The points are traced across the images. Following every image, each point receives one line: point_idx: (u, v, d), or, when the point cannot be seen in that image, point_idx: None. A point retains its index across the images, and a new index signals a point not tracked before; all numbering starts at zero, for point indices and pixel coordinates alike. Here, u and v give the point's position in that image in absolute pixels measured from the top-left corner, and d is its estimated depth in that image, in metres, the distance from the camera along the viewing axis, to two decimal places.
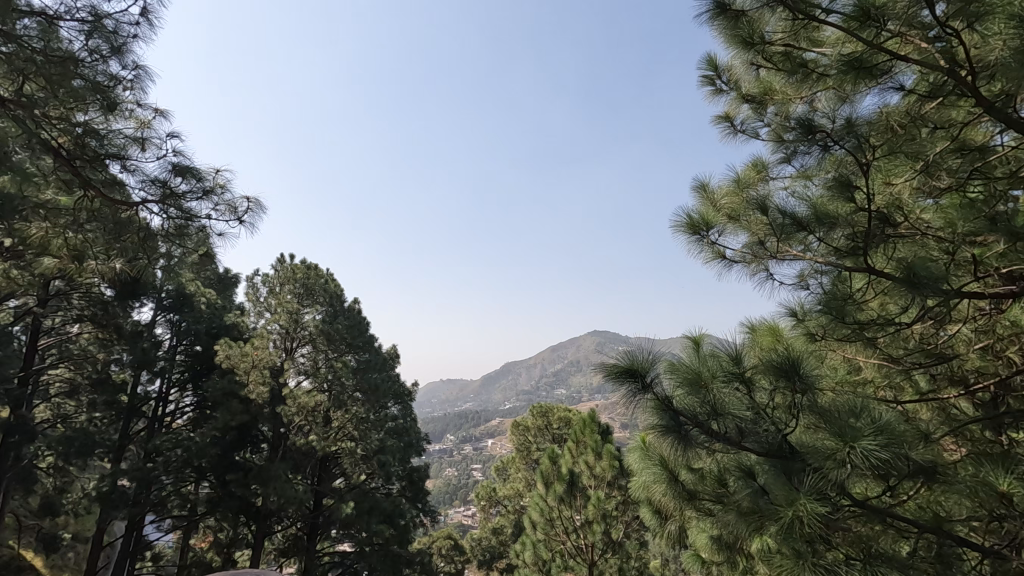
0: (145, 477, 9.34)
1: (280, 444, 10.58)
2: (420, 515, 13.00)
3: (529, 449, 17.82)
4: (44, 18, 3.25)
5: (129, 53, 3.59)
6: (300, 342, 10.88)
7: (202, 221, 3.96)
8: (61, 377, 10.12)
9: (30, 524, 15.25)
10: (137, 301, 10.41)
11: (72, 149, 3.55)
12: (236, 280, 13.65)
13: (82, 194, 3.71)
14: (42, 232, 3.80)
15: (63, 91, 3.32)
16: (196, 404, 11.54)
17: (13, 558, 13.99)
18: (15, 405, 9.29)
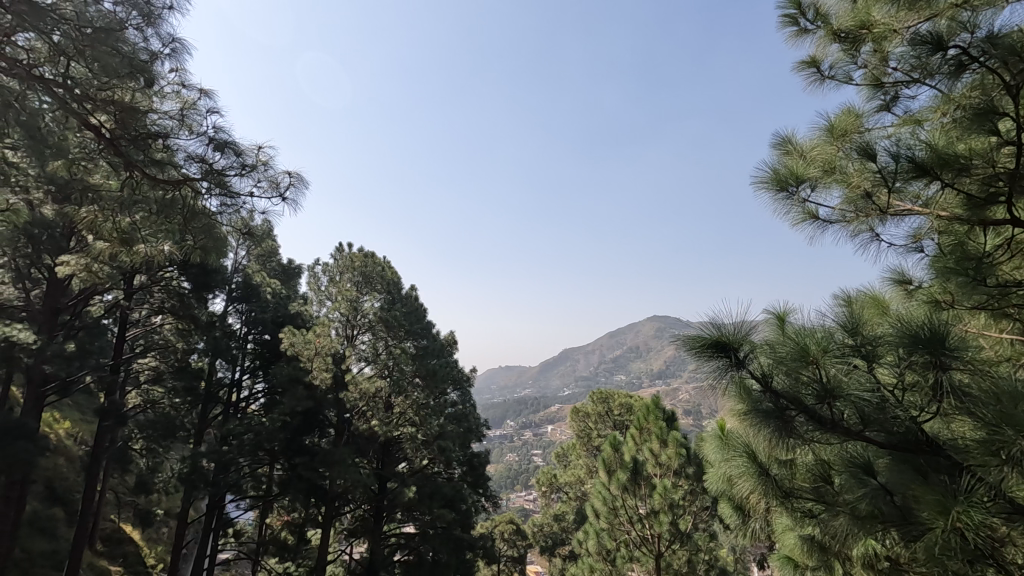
0: (222, 458, 9.70)
1: (345, 429, 10.70)
2: (482, 500, 12.96)
3: (590, 435, 17.44)
4: None
5: (164, 25, 3.49)
6: (361, 330, 10.90)
7: (245, 199, 3.97)
8: (150, 365, 10.61)
9: (127, 501, 16.39)
10: (210, 293, 10.78)
11: (115, 128, 3.49)
12: (299, 270, 13.93)
13: (129, 176, 3.69)
14: (91, 215, 3.80)
15: (102, 67, 3.19)
16: (266, 391, 11.86)
17: (114, 530, 15.12)
18: (108, 390, 9.80)
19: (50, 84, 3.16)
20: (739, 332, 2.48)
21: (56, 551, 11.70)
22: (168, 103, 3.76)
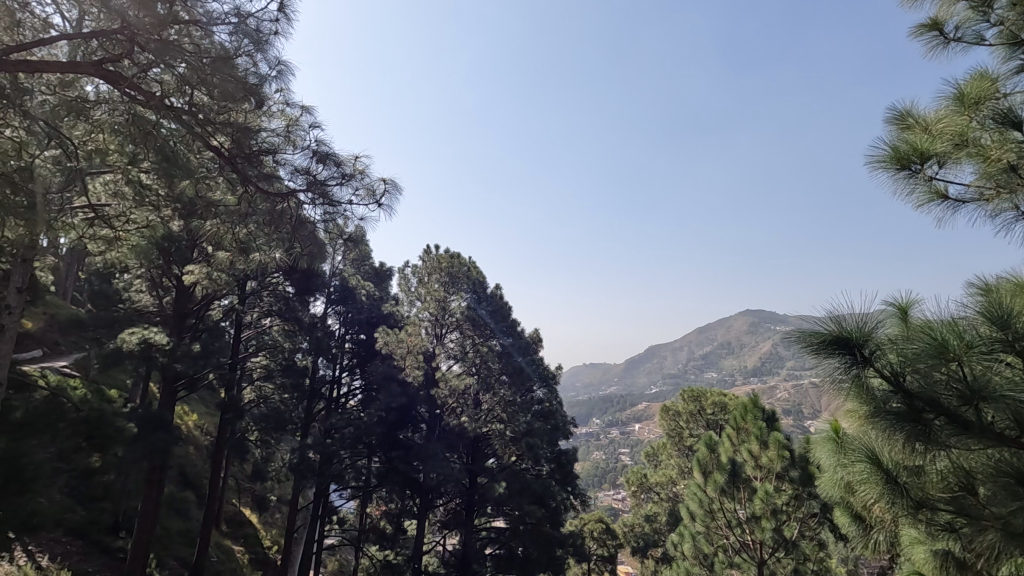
0: (327, 450, 10.41)
1: (437, 425, 10.95)
2: (571, 498, 12.91)
3: (681, 434, 16.86)
4: (198, 23, 3.40)
5: (271, 49, 3.74)
6: (449, 329, 11.11)
7: (345, 207, 4.19)
8: (261, 363, 11.53)
9: (246, 487, 18.00)
10: (312, 296, 11.57)
11: (232, 148, 3.84)
12: (390, 272, 14.56)
13: (245, 191, 4.06)
14: (215, 228, 4.25)
15: (219, 92, 3.53)
16: (363, 387, 12.41)
17: (236, 513, 16.66)
18: (228, 386, 10.83)
19: (178, 112, 3.58)
20: (863, 329, 2.40)
21: (189, 530, 13.09)
22: (275, 121, 4.07)
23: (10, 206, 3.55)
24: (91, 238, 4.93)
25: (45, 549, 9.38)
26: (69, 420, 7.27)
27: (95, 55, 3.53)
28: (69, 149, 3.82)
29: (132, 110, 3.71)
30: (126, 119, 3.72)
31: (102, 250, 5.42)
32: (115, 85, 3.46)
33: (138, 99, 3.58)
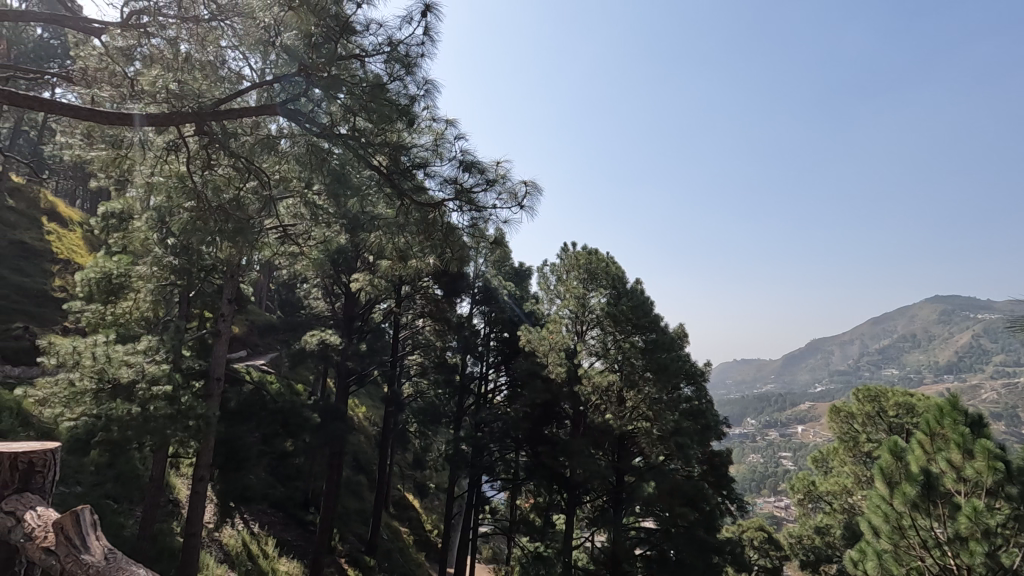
0: (477, 443, 11.15)
1: (581, 421, 11.07)
2: (727, 502, 12.13)
3: (857, 439, 15.01)
4: (355, 57, 3.87)
5: (419, 70, 4.10)
6: (590, 325, 11.14)
7: (490, 211, 4.40)
8: (417, 360, 12.56)
9: (409, 473, 19.72)
10: (459, 297, 12.32)
11: (389, 165, 4.22)
12: (529, 272, 14.96)
13: (401, 204, 4.35)
14: (378, 239, 4.65)
15: (379, 115, 3.88)
16: (509, 382, 12.64)
17: (401, 497, 18.32)
18: (390, 381, 11.96)
19: (345, 138, 3.98)
20: None
21: (363, 509, 14.69)
22: (425, 137, 4.45)
23: (226, 229, 4.27)
24: (281, 254, 5.76)
25: (255, 517, 11.20)
26: (268, 410, 8.65)
27: (278, 96, 4.04)
28: (264, 177, 4.56)
29: (308, 141, 4.22)
30: (305, 149, 4.27)
31: (288, 264, 6.30)
32: (295, 121, 3.97)
33: (313, 129, 4.07)
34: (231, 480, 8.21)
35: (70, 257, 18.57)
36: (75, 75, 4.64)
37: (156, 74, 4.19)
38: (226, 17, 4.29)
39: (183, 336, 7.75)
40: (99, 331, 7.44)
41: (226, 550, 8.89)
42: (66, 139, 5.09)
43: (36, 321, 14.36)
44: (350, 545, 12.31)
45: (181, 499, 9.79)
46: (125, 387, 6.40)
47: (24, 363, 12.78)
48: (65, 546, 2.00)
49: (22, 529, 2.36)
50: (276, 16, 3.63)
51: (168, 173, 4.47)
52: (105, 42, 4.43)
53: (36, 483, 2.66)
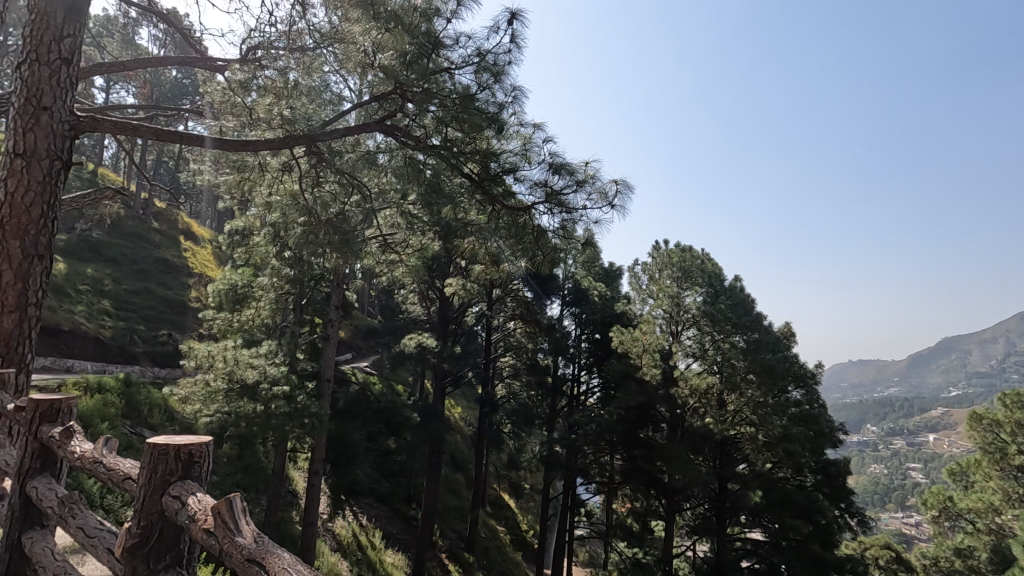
0: (572, 445, 11.10)
1: (679, 425, 10.58)
2: (845, 516, 11.13)
3: (1004, 452, 13.24)
4: (445, 70, 4.02)
5: (507, 77, 4.18)
6: (685, 325, 10.68)
7: (580, 212, 4.40)
8: (510, 362, 12.74)
9: (504, 473, 20.01)
10: (548, 300, 12.36)
11: (481, 172, 4.31)
12: (620, 272, 14.68)
13: (492, 209, 4.47)
14: (472, 244, 4.75)
15: (469, 125, 4.02)
16: (601, 385, 12.50)
17: (497, 496, 18.65)
18: (484, 383, 12.24)
19: (437, 149, 4.17)
20: None
21: (461, 507, 15.13)
22: (513, 142, 4.53)
23: (335, 241, 4.65)
24: (381, 262, 6.04)
25: (364, 510, 11.92)
26: (372, 409, 9.21)
27: (376, 115, 4.32)
28: (366, 191, 4.86)
29: (405, 155, 4.49)
30: (403, 162, 4.51)
31: (386, 271, 6.63)
32: (393, 136, 4.25)
33: (409, 142, 4.30)
34: (342, 474, 8.83)
35: (202, 271, 20.87)
36: (204, 110, 5.25)
37: (271, 103, 4.69)
38: (327, 44, 4.55)
39: (297, 340, 8.43)
40: (229, 337, 8.29)
41: (339, 539, 9.55)
42: (199, 166, 5.73)
43: (177, 329, 16.28)
44: (451, 541, 12.72)
45: (299, 490, 10.63)
46: (251, 387, 7.04)
47: (168, 366, 14.54)
48: (221, 531, 1.48)
49: (185, 512, 1.64)
50: (374, 38, 3.78)
51: (284, 192, 4.86)
52: (228, 77, 4.92)
53: (199, 476, 1.80)
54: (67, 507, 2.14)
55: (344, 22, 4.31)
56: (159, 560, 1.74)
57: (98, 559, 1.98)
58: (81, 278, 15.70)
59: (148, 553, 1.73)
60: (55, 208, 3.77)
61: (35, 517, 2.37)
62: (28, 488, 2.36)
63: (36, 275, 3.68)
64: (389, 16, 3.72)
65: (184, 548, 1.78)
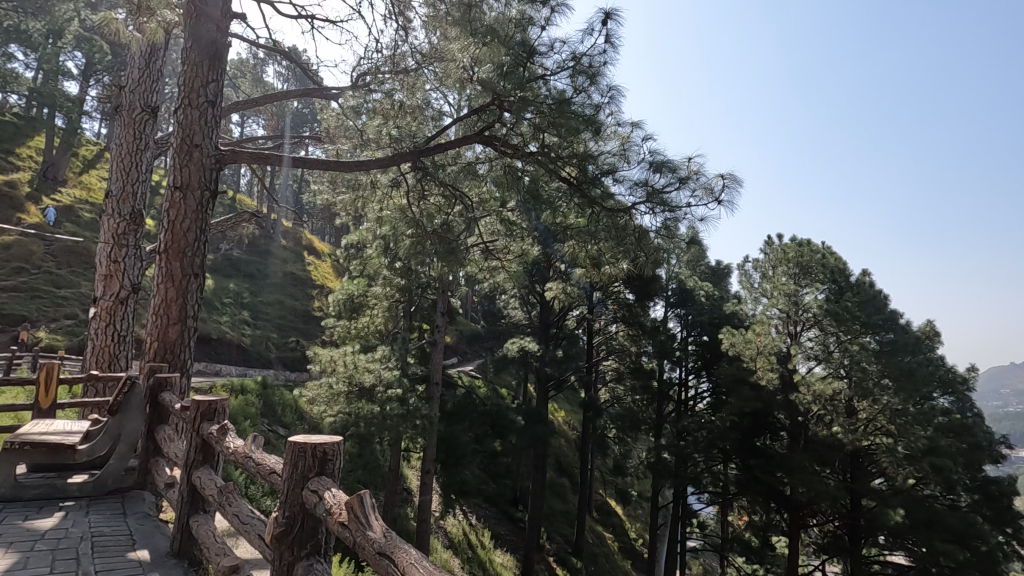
0: (681, 453, 10.66)
1: (801, 434, 9.76)
2: (1012, 544, 9.63)
3: None
4: (540, 77, 4.06)
5: (603, 78, 4.14)
6: (805, 326, 9.86)
7: (684, 210, 4.26)
8: (612, 366, 12.52)
9: (610, 479, 19.69)
10: (651, 302, 12.01)
11: (579, 175, 4.31)
12: (728, 270, 13.91)
13: (591, 212, 4.45)
14: (573, 248, 4.71)
15: (566, 129, 4.02)
16: (711, 390, 11.99)
17: (604, 502, 18.39)
18: (587, 387, 12.13)
19: (535, 156, 4.21)
20: None
21: (567, 511, 15.11)
22: (611, 143, 4.47)
23: (441, 250, 4.89)
24: (483, 268, 6.20)
25: (473, 510, 12.30)
26: (479, 411, 9.49)
27: (475, 127, 4.47)
28: (468, 201, 4.99)
29: (503, 163, 4.58)
30: (502, 171, 4.52)
31: (488, 277, 6.79)
32: (492, 146, 4.38)
33: (509, 151, 4.40)
34: (451, 473, 9.19)
35: (323, 282, 22.77)
36: (322, 136, 5.74)
37: (380, 124, 4.98)
38: (428, 63, 4.83)
39: (408, 346, 8.91)
40: (347, 342, 8.95)
41: (451, 537, 9.95)
42: (319, 187, 6.28)
43: (303, 336, 17.89)
44: (557, 545, 12.74)
45: (413, 487, 11.21)
46: (367, 389, 7.56)
47: (297, 370, 16.01)
48: (352, 527, 1.61)
49: (321, 506, 1.79)
50: (472, 54, 3.91)
51: (393, 208, 5.09)
52: (342, 104, 5.37)
53: (332, 472, 1.97)
54: (224, 495, 2.43)
55: (444, 41, 4.52)
56: (301, 547, 1.92)
57: (250, 542, 2.23)
58: (226, 292, 17.81)
59: (293, 541, 1.91)
60: (205, 232, 4.29)
61: (199, 503, 2.70)
62: (193, 478, 2.71)
63: (193, 290, 4.22)
64: (486, 31, 3.86)
65: (321, 538, 1.95)
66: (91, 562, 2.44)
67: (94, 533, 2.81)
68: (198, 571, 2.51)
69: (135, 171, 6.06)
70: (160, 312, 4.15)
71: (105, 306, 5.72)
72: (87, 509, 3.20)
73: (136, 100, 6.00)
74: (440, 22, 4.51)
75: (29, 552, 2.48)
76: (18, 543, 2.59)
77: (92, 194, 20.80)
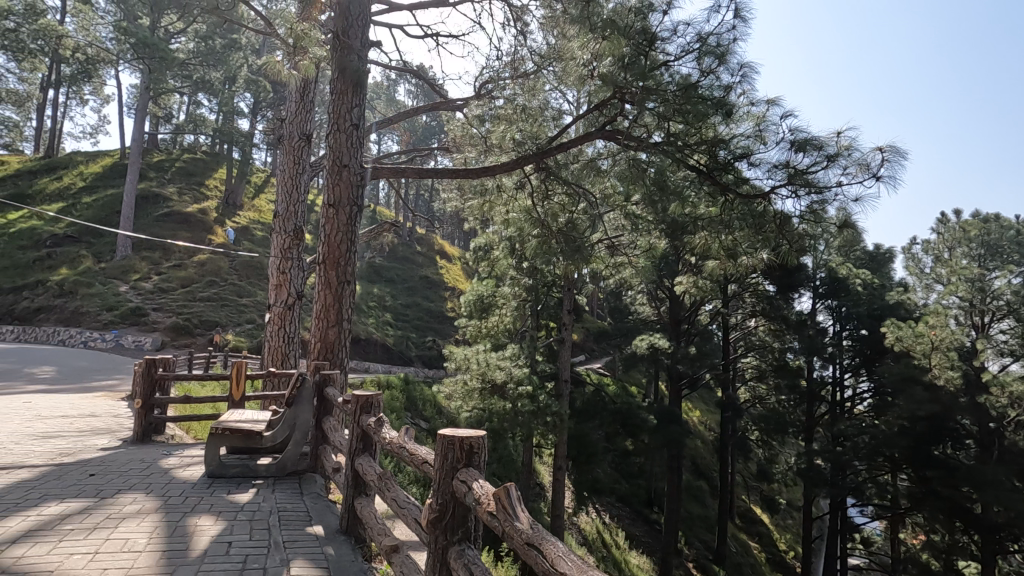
0: (838, 459, 9.60)
1: (993, 443, 8.29)
2: None
3: None
4: (663, 64, 3.91)
5: (733, 56, 3.90)
6: (995, 317, 8.38)
7: (834, 190, 3.86)
8: (752, 364, 11.49)
9: (754, 485, 18.33)
10: (796, 293, 11.00)
11: (709, 162, 4.10)
12: (891, 254, 12.30)
13: (724, 199, 4.19)
14: (704, 240, 4.39)
15: (693, 115, 3.82)
16: (873, 391, 10.77)
17: (748, 509, 17.18)
18: (724, 386, 11.42)
19: (661, 145, 4.05)
20: None
21: (707, 516, 14.36)
22: (744, 124, 4.15)
23: (567, 249, 4.92)
24: (610, 265, 6.12)
25: (606, 509, 12.17)
26: (609, 409, 9.39)
27: (596, 123, 4.44)
28: (592, 198, 5.01)
29: (627, 156, 4.48)
30: (626, 165, 4.42)
31: (614, 274, 6.68)
32: (615, 140, 4.32)
33: (632, 144, 4.30)
34: (584, 471, 9.19)
35: (454, 284, 23.98)
36: (450, 146, 6.05)
37: (503, 129, 5.08)
38: (547, 64, 4.94)
39: (537, 344, 9.07)
40: (479, 341, 9.36)
41: (585, 534, 9.96)
42: (449, 195, 6.65)
43: (439, 335, 19.02)
44: (697, 550, 12.16)
45: (546, 483, 11.40)
46: (499, 386, 7.81)
47: (435, 367, 17.07)
48: (500, 516, 1.68)
49: (471, 496, 1.90)
50: (593, 50, 3.92)
51: (518, 209, 5.22)
52: (467, 114, 5.63)
53: (478, 464, 2.07)
54: (383, 481, 2.66)
55: (562, 40, 4.56)
56: (453, 534, 2.04)
57: (407, 525, 2.42)
58: (371, 296, 19.55)
59: (445, 527, 2.05)
60: (354, 243, 4.74)
61: (362, 487, 2.99)
62: (356, 464, 3.01)
63: (346, 297, 4.70)
64: (605, 24, 3.84)
65: (470, 526, 2.06)
66: (279, 534, 2.82)
67: (279, 508, 3.26)
68: (364, 548, 2.79)
69: (296, 192, 6.88)
70: (321, 316, 4.68)
71: (277, 311, 6.59)
72: (273, 487, 3.73)
73: (295, 130, 6.82)
74: (558, 21, 4.60)
75: (233, 521, 2.94)
76: (225, 513, 3.08)
77: (262, 215, 24.00)
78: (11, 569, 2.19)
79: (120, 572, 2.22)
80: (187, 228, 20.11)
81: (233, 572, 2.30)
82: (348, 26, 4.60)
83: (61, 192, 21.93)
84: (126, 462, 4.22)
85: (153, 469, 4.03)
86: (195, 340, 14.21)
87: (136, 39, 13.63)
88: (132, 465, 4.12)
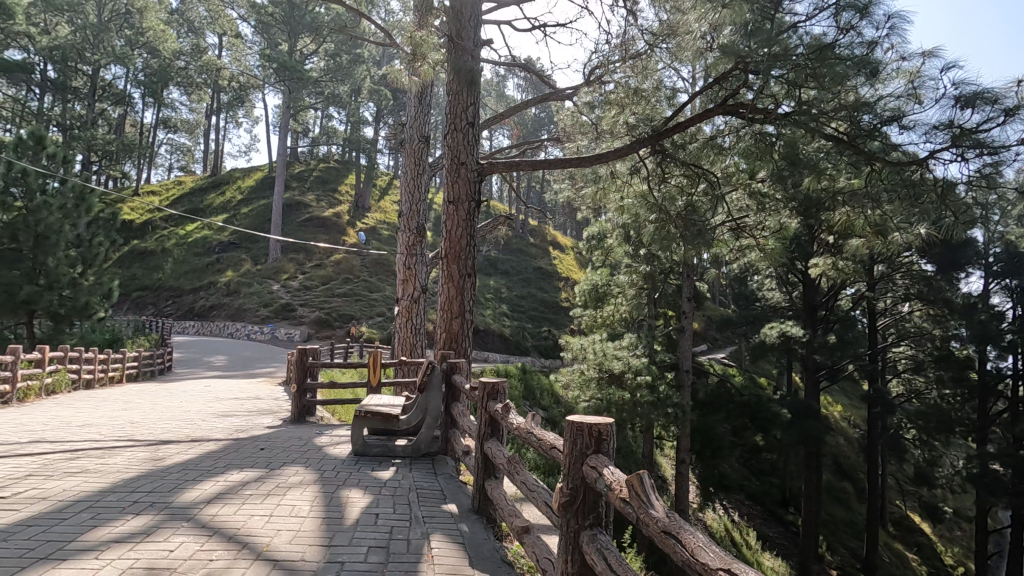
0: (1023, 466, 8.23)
1: None
2: None
3: None
4: (791, 25, 3.57)
5: (876, 8, 3.47)
6: None
7: (1011, 150, 3.30)
8: (907, 354, 10.33)
9: (911, 490, 16.30)
10: (962, 272, 9.58)
11: (851, 129, 3.67)
12: None
13: (869, 169, 3.76)
14: (846, 216, 3.96)
15: (829, 78, 3.46)
16: None
17: (904, 516, 15.34)
18: (871, 378, 10.19)
19: (790, 115, 3.71)
20: None
21: (853, 521, 13.05)
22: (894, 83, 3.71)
23: (687, 234, 4.73)
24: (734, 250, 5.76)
25: (734, 506, 11.56)
26: (736, 402, 8.89)
27: (715, 98, 4.18)
28: (713, 178, 4.73)
29: (752, 130, 4.16)
30: (751, 141, 4.11)
31: (738, 258, 6.27)
32: (737, 114, 4.04)
33: (756, 117, 3.99)
34: (709, 466, 8.81)
35: (568, 274, 23.98)
36: (561, 136, 6.05)
37: (616, 114, 4.99)
38: (659, 41, 4.74)
39: (655, 333, 8.81)
40: (595, 331, 9.31)
41: (712, 531, 9.55)
42: (561, 186, 6.65)
43: (555, 325, 19.20)
44: (842, 557, 11.12)
45: (668, 477, 11.08)
46: (617, 376, 7.72)
47: (551, 357, 17.24)
48: (633, 503, 1.67)
49: (602, 481, 1.90)
50: (710, 21, 3.72)
51: (633, 195, 5.10)
52: (577, 102, 5.58)
53: (607, 451, 2.07)
54: (513, 465, 2.75)
55: (676, 14, 4.34)
56: (584, 518, 2.06)
57: (537, 507, 2.48)
58: (488, 289, 20.24)
59: (576, 511, 2.07)
60: (473, 237, 4.92)
61: (491, 469, 3.12)
62: (485, 448, 3.14)
63: (467, 290, 4.92)
64: None
65: (601, 511, 2.07)
66: (419, 509, 3.04)
67: (417, 485, 3.51)
68: (495, 528, 2.91)
69: (418, 192, 7.28)
70: (445, 308, 4.94)
71: (404, 305, 7.06)
72: (410, 467, 4.02)
73: (415, 133, 7.21)
74: None
75: (378, 495, 3.22)
76: (371, 488, 3.39)
77: (387, 215, 25.78)
78: (208, 524, 2.60)
79: (291, 533, 2.54)
80: (325, 231, 22.23)
81: (381, 542, 2.52)
82: (461, 28, 4.76)
83: (224, 205, 25.29)
84: (287, 439, 4.81)
85: (309, 446, 4.54)
86: (334, 332, 15.70)
87: (278, 64, 15.24)
88: (293, 442, 4.68)
